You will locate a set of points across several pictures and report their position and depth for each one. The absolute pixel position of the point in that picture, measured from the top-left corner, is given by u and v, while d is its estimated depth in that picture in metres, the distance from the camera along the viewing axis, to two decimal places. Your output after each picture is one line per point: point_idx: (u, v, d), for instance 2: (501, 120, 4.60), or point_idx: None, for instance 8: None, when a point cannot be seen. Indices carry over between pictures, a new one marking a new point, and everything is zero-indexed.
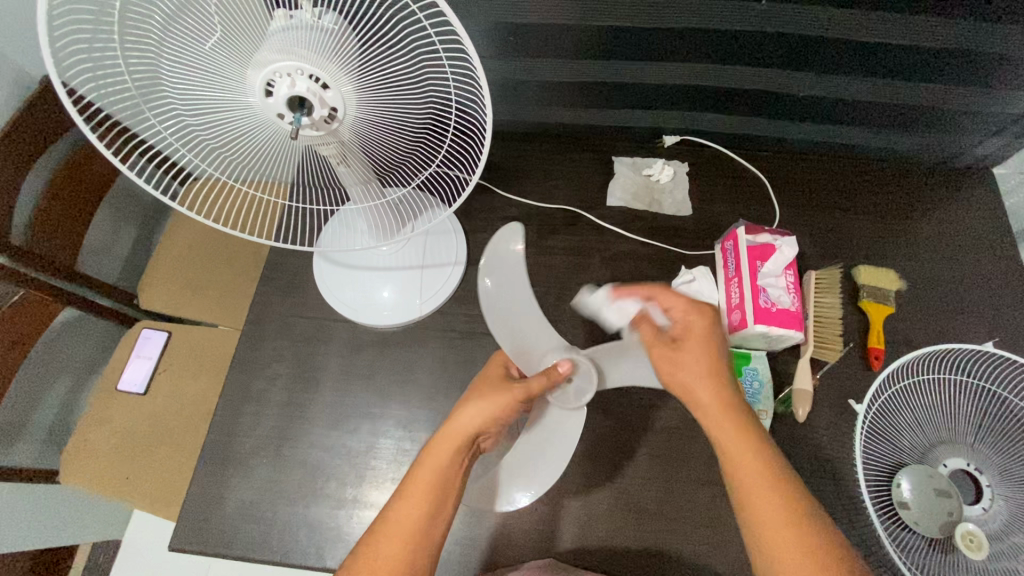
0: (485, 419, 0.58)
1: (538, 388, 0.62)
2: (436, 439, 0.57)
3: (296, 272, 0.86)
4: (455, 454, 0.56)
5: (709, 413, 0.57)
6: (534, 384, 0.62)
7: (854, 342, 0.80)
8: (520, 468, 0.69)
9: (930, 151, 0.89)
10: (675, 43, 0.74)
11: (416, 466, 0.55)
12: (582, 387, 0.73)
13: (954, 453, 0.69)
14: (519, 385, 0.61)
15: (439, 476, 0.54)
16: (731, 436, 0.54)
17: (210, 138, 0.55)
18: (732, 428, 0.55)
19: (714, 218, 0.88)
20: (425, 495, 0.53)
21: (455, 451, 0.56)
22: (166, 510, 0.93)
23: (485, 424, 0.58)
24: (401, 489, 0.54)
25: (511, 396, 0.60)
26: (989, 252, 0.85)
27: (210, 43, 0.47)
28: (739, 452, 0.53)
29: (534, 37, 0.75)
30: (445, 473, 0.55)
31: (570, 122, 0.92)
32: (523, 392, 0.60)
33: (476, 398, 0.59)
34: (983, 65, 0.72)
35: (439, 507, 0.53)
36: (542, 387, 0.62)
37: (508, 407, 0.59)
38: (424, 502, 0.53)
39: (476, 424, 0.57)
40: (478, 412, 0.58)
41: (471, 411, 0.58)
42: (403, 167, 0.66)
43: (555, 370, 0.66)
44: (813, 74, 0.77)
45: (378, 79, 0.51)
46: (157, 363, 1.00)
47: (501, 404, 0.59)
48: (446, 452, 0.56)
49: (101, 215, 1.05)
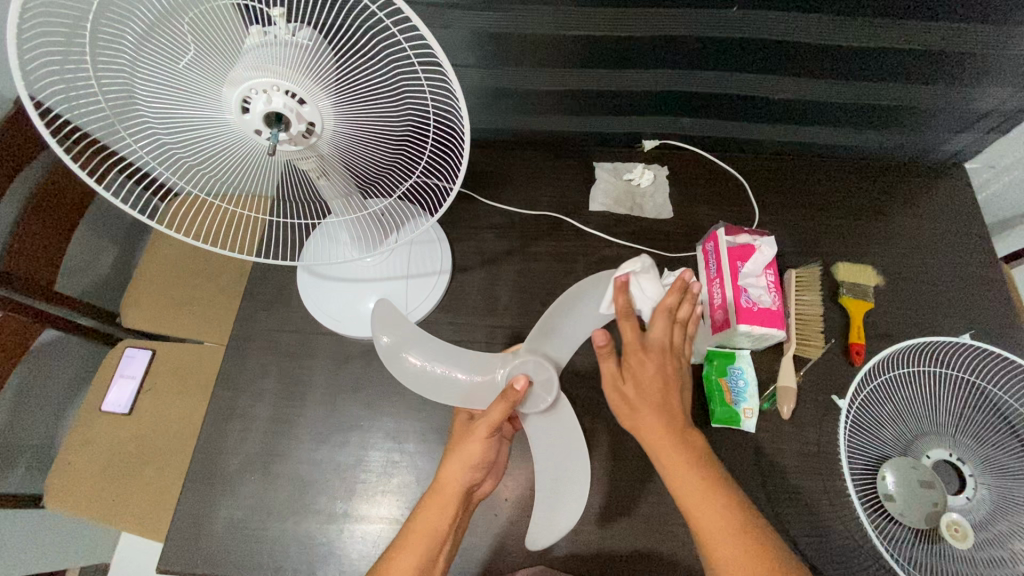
0: (465, 470, 0.59)
1: (500, 416, 0.60)
2: (424, 499, 0.58)
3: (280, 285, 0.86)
4: (443, 509, 0.57)
5: (654, 433, 0.58)
6: (495, 414, 0.60)
7: (836, 337, 0.81)
8: (549, 499, 0.66)
9: (904, 148, 0.91)
10: (651, 50, 0.75)
11: (407, 523, 0.57)
12: (546, 379, 0.68)
13: (936, 445, 0.71)
14: (480, 424, 0.60)
15: (430, 534, 0.56)
16: (678, 469, 0.56)
17: (188, 155, 0.55)
18: (675, 459, 0.56)
19: (694, 220, 0.89)
20: (415, 551, 0.55)
21: (443, 507, 0.57)
22: (154, 532, 0.91)
23: (469, 474, 0.59)
24: (395, 546, 0.56)
25: (479, 439, 0.60)
26: (963, 246, 0.87)
27: (184, 61, 0.47)
28: (686, 487, 0.55)
29: (512, 46, 0.76)
30: (436, 530, 0.57)
31: (551, 129, 0.92)
32: (486, 429, 0.60)
33: (455, 450, 0.60)
34: (952, 65, 0.74)
35: (432, 562, 0.56)
36: (502, 413, 0.59)
37: (484, 449, 0.60)
38: (415, 559, 0.55)
39: (461, 477, 0.59)
40: (458, 464, 0.59)
41: (452, 466, 0.59)
42: (384, 179, 0.67)
43: (511, 388, 0.60)
44: (787, 77, 0.78)
45: (355, 93, 0.52)
46: (141, 382, 0.99)
47: (477, 450, 0.59)
48: (434, 511, 0.57)
49: (80, 235, 1.04)
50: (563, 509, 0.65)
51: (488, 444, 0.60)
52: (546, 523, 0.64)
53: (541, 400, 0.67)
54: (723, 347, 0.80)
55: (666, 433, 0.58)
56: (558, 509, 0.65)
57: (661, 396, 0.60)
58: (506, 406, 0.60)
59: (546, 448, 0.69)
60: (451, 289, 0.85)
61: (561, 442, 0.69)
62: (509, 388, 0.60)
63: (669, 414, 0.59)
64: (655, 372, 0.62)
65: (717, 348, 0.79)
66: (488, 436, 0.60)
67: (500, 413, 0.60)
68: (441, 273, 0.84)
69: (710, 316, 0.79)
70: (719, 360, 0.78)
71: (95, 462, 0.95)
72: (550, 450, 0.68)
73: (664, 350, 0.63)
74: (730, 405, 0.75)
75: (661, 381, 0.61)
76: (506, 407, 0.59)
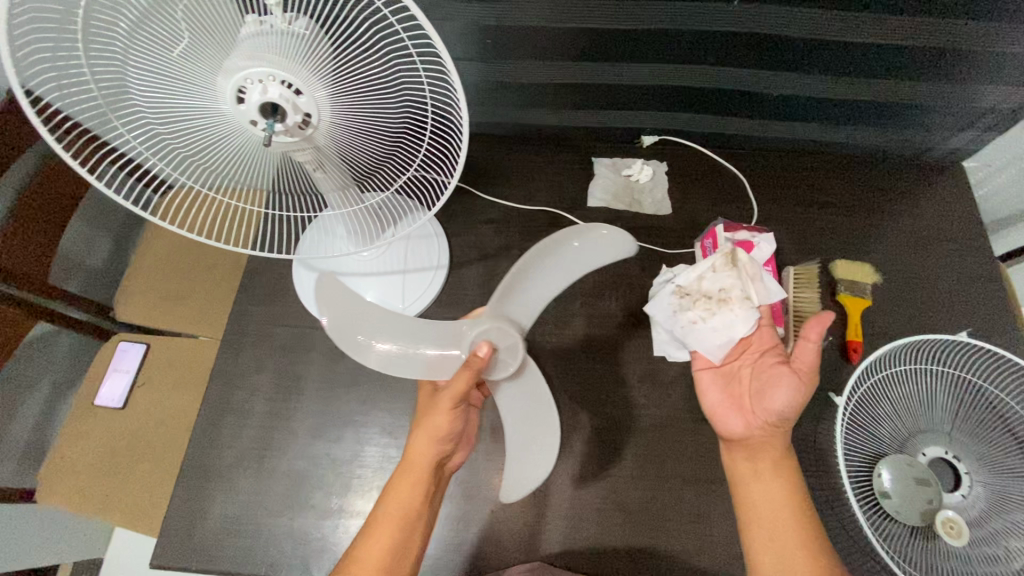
0: (434, 443, 0.59)
1: (463, 387, 0.58)
2: (396, 477, 0.59)
3: (276, 279, 0.85)
4: (415, 485, 0.58)
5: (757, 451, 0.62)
6: (460, 384, 0.59)
7: (833, 335, 0.81)
8: (519, 462, 0.66)
9: (903, 145, 0.90)
10: (651, 44, 0.75)
11: (380, 503, 0.58)
12: (511, 344, 0.65)
13: (933, 443, 0.71)
14: (444, 395, 0.59)
15: (401, 511, 0.57)
16: (772, 484, 0.60)
17: (180, 146, 0.54)
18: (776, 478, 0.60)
19: (693, 216, 0.89)
20: (389, 531, 0.56)
21: (416, 483, 0.58)
22: (146, 527, 0.91)
23: (438, 448, 0.59)
24: (369, 523, 0.57)
25: (443, 412, 0.59)
26: (961, 244, 0.87)
27: (178, 50, 0.46)
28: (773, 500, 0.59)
29: (510, 39, 0.75)
30: (408, 506, 0.57)
31: (550, 123, 0.92)
32: (450, 400, 0.58)
33: (423, 425, 0.60)
34: (953, 62, 0.73)
35: (407, 538, 0.57)
36: (466, 384, 0.58)
37: (450, 420, 0.59)
38: (390, 538, 0.56)
39: (429, 451, 0.59)
40: (427, 439, 0.59)
41: (420, 442, 0.59)
42: (381, 172, 0.66)
43: (474, 356, 0.60)
44: (788, 73, 0.78)
45: (352, 84, 0.51)
46: (136, 376, 0.99)
47: (443, 423, 0.59)
48: (405, 488, 0.58)
49: (74, 227, 1.03)
50: (532, 465, 0.65)
51: (454, 416, 0.59)
52: (521, 478, 0.65)
53: (508, 365, 0.65)
54: None
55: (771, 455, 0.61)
56: (527, 466, 0.65)
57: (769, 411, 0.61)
58: (470, 376, 0.59)
59: (514, 410, 0.69)
60: (448, 284, 0.85)
61: (532, 405, 0.68)
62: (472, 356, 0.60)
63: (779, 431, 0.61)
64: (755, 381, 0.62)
65: None
66: (453, 408, 0.59)
67: (465, 384, 0.58)
68: (438, 268, 0.84)
69: None
70: None
71: (89, 456, 0.94)
72: (519, 413, 0.68)
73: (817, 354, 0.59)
74: None
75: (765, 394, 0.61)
76: (470, 376, 0.58)
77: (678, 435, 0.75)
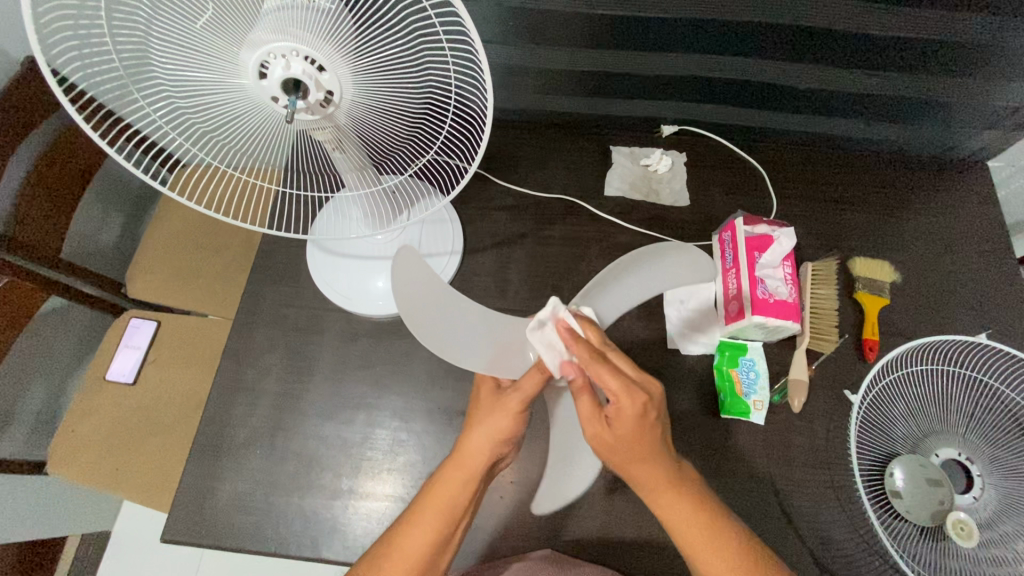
0: (491, 442, 0.56)
1: (535, 389, 0.57)
2: (443, 469, 0.56)
3: (290, 260, 0.85)
4: (464, 483, 0.55)
5: (629, 457, 0.53)
6: (529, 386, 0.57)
7: (849, 333, 0.80)
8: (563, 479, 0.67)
9: (927, 143, 0.89)
10: (676, 33, 0.73)
11: (426, 495, 0.55)
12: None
13: (947, 444, 0.70)
14: (514, 396, 0.57)
15: (449, 507, 0.54)
16: (642, 472, 0.53)
17: (201, 121, 0.53)
18: (671, 503, 0.53)
19: (711, 209, 0.88)
20: (431, 526, 0.53)
21: (464, 482, 0.55)
22: (157, 501, 0.92)
23: (495, 448, 0.56)
24: (408, 515, 0.55)
25: (510, 412, 0.56)
26: (983, 245, 0.85)
27: (202, 22, 0.45)
28: (683, 525, 0.52)
29: (533, 21, 0.74)
30: (455, 503, 0.54)
31: (567, 111, 0.91)
32: (519, 402, 0.56)
33: (483, 421, 0.57)
34: (984, 59, 0.72)
35: (446, 538, 0.54)
36: (536, 385, 0.56)
37: (513, 423, 0.57)
38: (429, 533, 0.53)
39: (487, 450, 0.56)
40: (486, 436, 0.56)
41: (478, 437, 0.56)
42: (399, 154, 0.65)
43: (544, 360, 0.59)
44: (813, 66, 0.76)
45: (374, 62, 0.50)
46: (146, 353, 0.99)
47: (507, 424, 0.56)
48: (454, 483, 0.55)
49: (87, 203, 1.03)
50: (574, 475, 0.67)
51: (518, 419, 0.57)
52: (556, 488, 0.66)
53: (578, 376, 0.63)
54: (735, 338, 0.80)
55: (642, 454, 0.53)
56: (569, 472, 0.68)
57: (648, 435, 0.53)
58: (542, 379, 0.57)
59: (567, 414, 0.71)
60: (461, 271, 0.84)
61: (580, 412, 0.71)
62: (544, 359, 0.58)
63: (656, 447, 0.53)
64: (633, 421, 0.52)
65: (729, 339, 0.80)
66: (519, 410, 0.57)
67: (534, 387, 0.57)
68: (452, 254, 0.83)
69: (725, 305, 0.78)
70: (730, 351, 0.78)
71: (99, 430, 0.95)
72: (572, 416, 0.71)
73: (631, 392, 0.51)
74: (741, 397, 0.75)
75: (640, 426, 0.52)
76: (541, 381, 0.57)
77: (689, 429, 0.75)
